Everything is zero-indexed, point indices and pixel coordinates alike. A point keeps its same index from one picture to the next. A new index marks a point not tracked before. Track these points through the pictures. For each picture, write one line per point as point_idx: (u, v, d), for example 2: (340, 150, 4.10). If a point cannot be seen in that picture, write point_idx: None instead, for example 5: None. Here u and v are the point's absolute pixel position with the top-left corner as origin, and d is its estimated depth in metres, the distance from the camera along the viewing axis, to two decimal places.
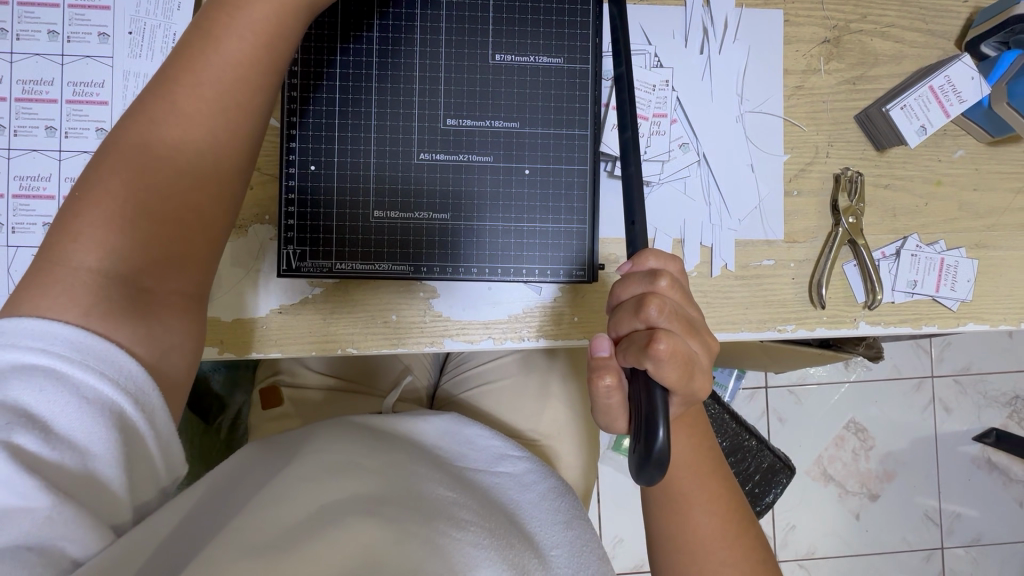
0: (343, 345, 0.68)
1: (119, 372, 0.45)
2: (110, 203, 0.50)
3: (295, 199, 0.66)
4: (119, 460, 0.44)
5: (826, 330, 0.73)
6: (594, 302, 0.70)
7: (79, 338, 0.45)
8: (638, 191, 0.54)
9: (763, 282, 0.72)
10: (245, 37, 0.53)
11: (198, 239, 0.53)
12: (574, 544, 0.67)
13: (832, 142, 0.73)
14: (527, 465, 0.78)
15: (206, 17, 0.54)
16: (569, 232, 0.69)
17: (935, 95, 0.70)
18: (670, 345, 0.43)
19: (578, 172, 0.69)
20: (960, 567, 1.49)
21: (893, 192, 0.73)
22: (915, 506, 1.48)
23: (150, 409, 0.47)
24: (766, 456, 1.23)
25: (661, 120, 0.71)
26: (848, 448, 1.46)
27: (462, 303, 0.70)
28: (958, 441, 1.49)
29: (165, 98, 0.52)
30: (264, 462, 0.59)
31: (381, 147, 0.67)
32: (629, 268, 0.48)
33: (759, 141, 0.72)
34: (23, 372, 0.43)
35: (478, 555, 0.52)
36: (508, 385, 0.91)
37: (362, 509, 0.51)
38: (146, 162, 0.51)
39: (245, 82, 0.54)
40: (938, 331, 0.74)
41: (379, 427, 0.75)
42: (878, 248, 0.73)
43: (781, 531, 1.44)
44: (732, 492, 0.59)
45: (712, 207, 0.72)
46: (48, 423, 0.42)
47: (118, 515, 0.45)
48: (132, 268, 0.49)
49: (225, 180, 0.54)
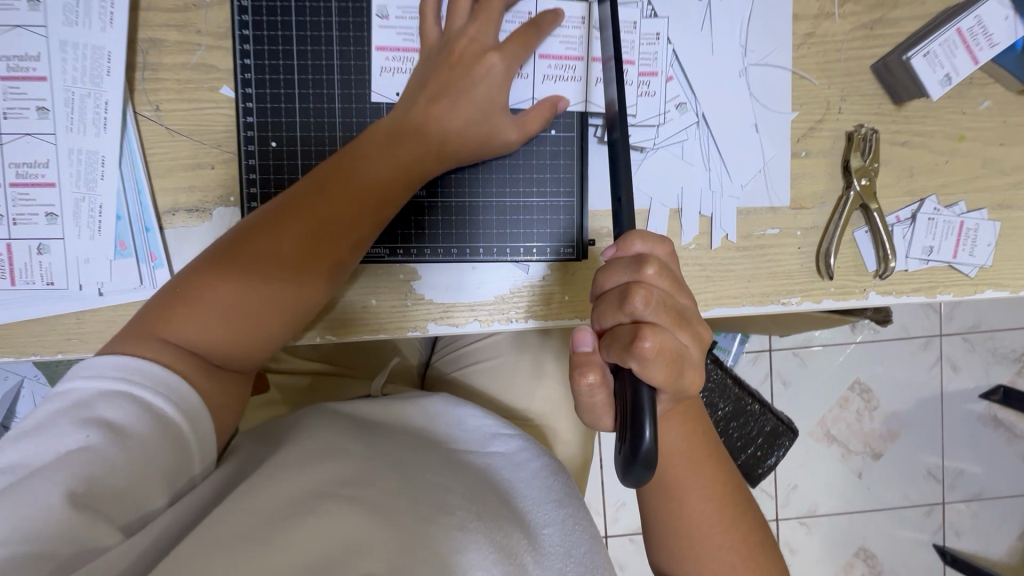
0: (322, 333, 0.65)
1: (185, 401, 0.49)
2: (211, 284, 0.53)
3: (256, 179, 0.63)
4: (166, 454, 0.47)
5: (834, 301, 0.68)
6: (586, 280, 0.66)
7: (158, 371, 0.49)
8: (624, 159, 0.50)
9: (768, 252, 0.67)
10: (410, 153, 0.58)
11: (272, 335, 0.56)
12: (567, 522, 0.65)
13: (845, 96, 0.66)
14: (519, 444, 0.75)
15: (427, 113, 0.59)
16: (556, 207, 0.65)
17: (963, 40, 0.64)
18: (657, 341, 0.39)
19: (563, 140, 0.65)
20: (961, 522, 1.50)
21: (911, 149, 0.67)
22: (918, 465, 1.47)
23: (204, 438, 0.50)
24: (768, 418, 1.19)
25: (651, 79, 0.65)
26: (853, 409, 1.44)
27: (445, 284, 0.66)
28: (964, 400, 1.46)
29: (300, 197, 0.55)
30: (250, 452, 0.58)
31: (347, 118, 0.63)
32: (613, 253, 0.44)
33: (764, 99, 0.66)
34: (110, 394, 0.47)
35: (466, 539, 0.50)
36: (499, 364, 0.88)
37: (343, 497, 0.50)
38: (251, 258, 0.53)
39: (384, 196, 0.58)
40: (954, 300, 0.69)
41: (362, 415, 0.72)
42: (892, 212, 0.68)
43: (782, 491, 1.44)
44: (727, 476, 0.57)
45: (712, 173, 0.66)
46: (114, 428, 0.45)
47: (149, 502, 0.45)
48: (219, 350, 0.53)
49: (327, 285, 0.57)
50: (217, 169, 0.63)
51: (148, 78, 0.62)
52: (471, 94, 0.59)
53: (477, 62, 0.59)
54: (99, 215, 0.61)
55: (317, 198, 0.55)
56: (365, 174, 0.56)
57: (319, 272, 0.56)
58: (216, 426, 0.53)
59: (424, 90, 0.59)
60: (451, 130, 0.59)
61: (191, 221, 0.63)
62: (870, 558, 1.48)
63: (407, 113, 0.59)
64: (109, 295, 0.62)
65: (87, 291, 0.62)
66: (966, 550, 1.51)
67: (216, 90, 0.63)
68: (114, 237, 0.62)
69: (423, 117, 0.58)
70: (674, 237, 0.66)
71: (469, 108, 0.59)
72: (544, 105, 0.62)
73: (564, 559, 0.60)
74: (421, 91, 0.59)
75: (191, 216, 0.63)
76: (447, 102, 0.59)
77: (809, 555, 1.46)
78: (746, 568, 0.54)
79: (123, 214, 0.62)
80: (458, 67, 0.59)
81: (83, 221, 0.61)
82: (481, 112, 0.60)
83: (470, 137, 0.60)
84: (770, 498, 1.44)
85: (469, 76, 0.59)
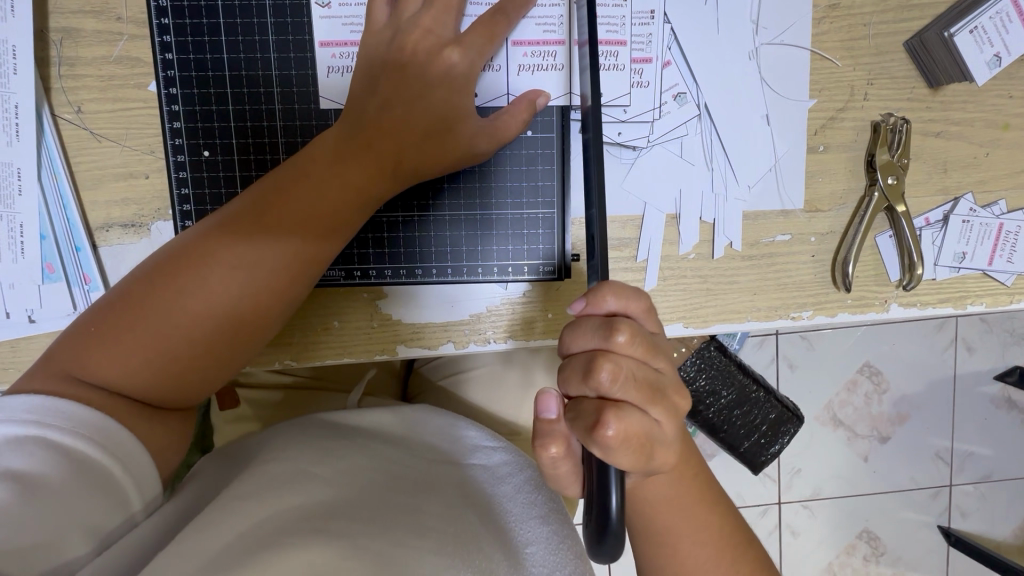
0: (280, 358, 0.59)
1: (109, 437, 0.43)
2: (133, 311, 0.46)
3: (189, 194, 0.56)
4: (93, 502, 0.40)
5: (849, 315, 0.61)
6: (570, 298, 0.60)
7: (76, 412, 0.42)
8: (593, 165, 0.43)
9: (777, 262, 0.59)
10: (364, 157, 0.51)
11: (206, 370, 0.48)
12: (553, 541, 0.52)
13: (872, 80, 0.58)
14: (506, 455, 0.62)
15: (382, 116, 0.52)
16: (534, 220, 0.59)
17: (1016, 12, 0.55)
18: (621, 427, 0.37)
19: (542, 141, 0.58)
20: (967, 504, 1.19)
21: (946, 141, 0.59)
22: (925, 448, 1.17)
23: (137, 475, 0.43)
24: (772, 404, 0.90)
25: (644, 67, 0.56)
26: (861, 393, 1.14)
27: (415, 303, 0.59)
28: (976, 381, 1.16)
29: (238, 217, 0.49)
30: (204, 479, 0.50)
31: (289, 121, 0.56)
32: (584, 309, 0.42)
33: (775, 83, 0.57)
34: (13, 442, 0.40)
35: (438, 564, 0.43)
36: (487, 375, 0.75)
37: (304, 530, 0.42)
38: (179, 283, 0.47)
39: (334, 208, 0.50)
40: (986, 310, 0.61)
41: (322, 421, 0.60)
42: (921, 214, 0.59)
43: (785, 474, 1.15)
44: (726, 519, 0.51)
45: (714, 173, 0.58)
46: (25, 479, 0.38)
47: (65, 554, 0.38)
48: (143, 388, 0.46)
49: (271, 316, 0.50)
50: (151, 178, 0.56)
51: (65, 74, 0.54)
52: (430, 95, 0.52)
53: (433, 58, 0.52)
54: (21, 235, 0.55)
55: (256, 219, 0.49)
56: (310, 190, 0.50)
57: (258, 299, 0.48)
58: (157, 467, 0.46)
59: (375, 92, 0.52)
60: (408, 138, 0.52)
61: (127, 237, 0.56)
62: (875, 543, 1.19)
63: (358, 118, 0.51)
64: (41, 323, 0.56)
65: (15, 318, 0.56)
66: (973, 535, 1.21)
67: (143, 88, 0.55)
68: (41, 259, 0.55)
69: (375, 124, 0.51)
70: (671, 245, 0.58)
71: (430, 109, 0.52)
72: (522, 106, 0.54)
73: None
74: (372, 93, 0.52)
75: (127, 232, 0.56)
76: (402, 107, 0.52)
77: (811, 540, 1.17)
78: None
79: (48, 233, 0.55)
80: (413, 64, 0.52)
81: (3, 242, 0.55)
82: (440, 118, 0.52)
83: (430, 147, 0.53)
84: (771, 480, 1.15)
85: (425, 77, 0.52)
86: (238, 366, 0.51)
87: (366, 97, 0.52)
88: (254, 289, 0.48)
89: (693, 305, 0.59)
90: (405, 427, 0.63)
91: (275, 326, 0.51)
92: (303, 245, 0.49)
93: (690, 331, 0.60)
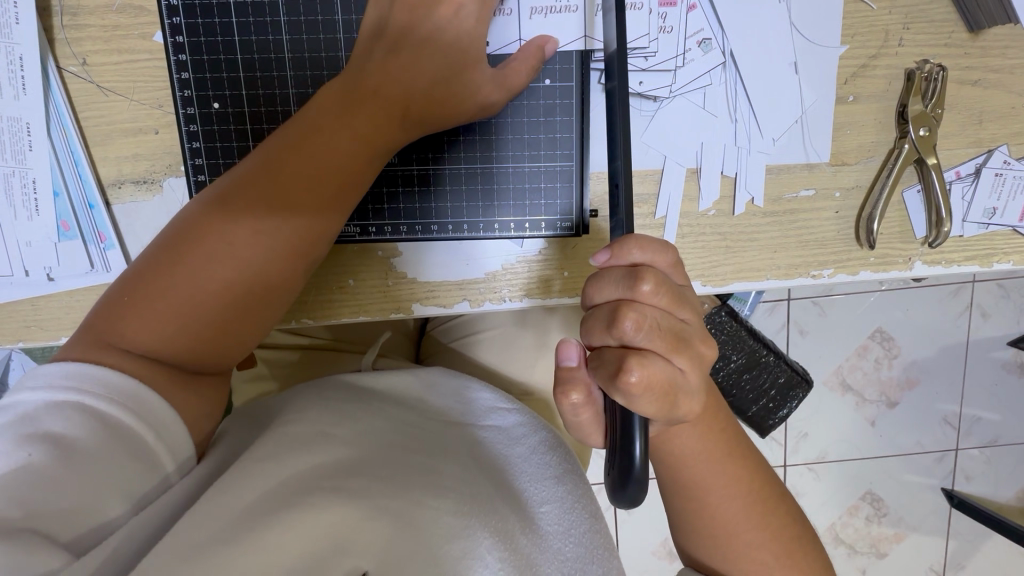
0: (296, 316, 0.59)
1: (141, 405, 0.42)
2: (164, 278, 0.46)
3: (200, 148, 0.55)
4: (127, 466, 0.40)
5: (872, 273, 0.59)
6: (587, 256, 0.59)
7: (108, 377, 0.42)
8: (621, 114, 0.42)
9: (799, 219, 0.58)
10: (379, 107, 0.50)
11: (238, 331, 0.48)
12: (568, 499, 0.52)
13: (908, 24, 0.55)
14: (519, 417, 0.60)
15: (392, 63, 0.50)
16: (552, 173, 0.58)
17: None
18: (644, 375, 0.37)
19: (561, 90, 0.56)
20: (973, 467, 1.19)
21: (984, 90, 0.56)
22: (933, 410, 1.16)
23: (171, 441, 0.43)
24: (782, 369, 0.88)
25: (670, 11, 0.54)
26: (871, 358, 1.13)
27: (434, 260, 0.59)
28: (991, 346, 1.15)
29: (261, 176, 0.48)
30: (233, 436, 0.49)
31: (300, 71, 0.54)
32: (607, 260, 0.41)
33: (805, 27, 0.55)
34: (52, 407, 0.40)
35: (456, 525, 0.43)
36: (502, 339, 0.74)
37: (325, 490, 0.43)
38: (207, 245, 0.46)
39: (353, 163, 0.49)
40: (1012, 269, 0.60)
41: (348, 382, 0.60)
42: (951, 167, 0.57)
43: (790, 438, 1.16)
44: (750, 465, 0.50)
45: (738, 125, 0.56)
46: (59, 443, 0.38)
47: (103, 515, 0.38)
48: (176, 353, 0.46)
49: (297, 276, 0.50)
50: (161, 134, 0.55)
51: (69, 24, 0.53)
52: (440, 38, 0.51)
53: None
54: (34, 193, 0.55)
55: (273, 179, 0.48)
56: (327, 147, 0.49)
57: (287, 257, 0.48)
58: (192, 432, 0.46)
59: (380, 41, 0.51)
60: (417, 84, 0.50)
61: (140, 194, 0.56)
62: (877, 503, 1.19)
63: (360, 70, 0.50)
64: (60, 280, 0.56)
65: (35, 277, 0.56)
66: (976, 497, 1.21)
67: (148, 38, 0.54)
68: (55, 217, 0.55)
69: (381, 73, 0.50)
70: (691, 201, 0.57)
71: (439, 48, 0.51)
72: (531, 51, 0.53)
73: (563, 538, 0.49)
74: (378, 42, 0.51)
75: (139, 189, 0.56)
76: (410, 52, 0.50)
77: (815, 498, 1.19)
78: (781, 566, 0.48)
79: (61, 191, 0.55)
80: (418, 9, 0.50)
81: (17, 200, 0.55)
82: (448, 64, 0.51)
83: (440, 93, 0.51)
84: (777, 443, 1.17)
85: (432, 19, 0.50)
86: (266, 326, 0.51)
87: (371, 45, 0.51)
88: (283, 248, 0.48)
89: (712, 262, 0.58)
90: (417, 388, 0.62)
91: (301, 284, 0.51)
92: (324, 203, 0.49)
93: (708, 289, 0.59)
